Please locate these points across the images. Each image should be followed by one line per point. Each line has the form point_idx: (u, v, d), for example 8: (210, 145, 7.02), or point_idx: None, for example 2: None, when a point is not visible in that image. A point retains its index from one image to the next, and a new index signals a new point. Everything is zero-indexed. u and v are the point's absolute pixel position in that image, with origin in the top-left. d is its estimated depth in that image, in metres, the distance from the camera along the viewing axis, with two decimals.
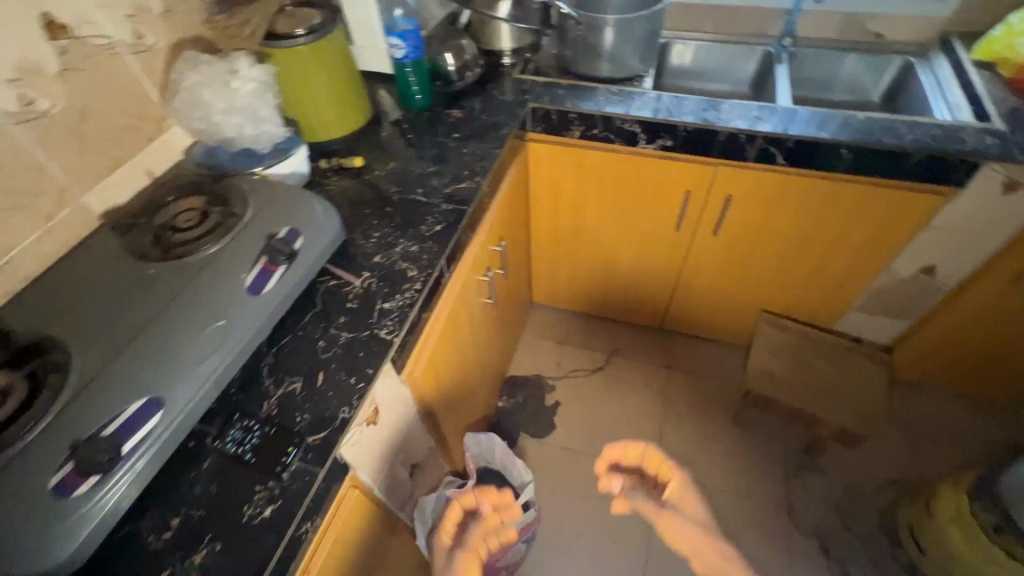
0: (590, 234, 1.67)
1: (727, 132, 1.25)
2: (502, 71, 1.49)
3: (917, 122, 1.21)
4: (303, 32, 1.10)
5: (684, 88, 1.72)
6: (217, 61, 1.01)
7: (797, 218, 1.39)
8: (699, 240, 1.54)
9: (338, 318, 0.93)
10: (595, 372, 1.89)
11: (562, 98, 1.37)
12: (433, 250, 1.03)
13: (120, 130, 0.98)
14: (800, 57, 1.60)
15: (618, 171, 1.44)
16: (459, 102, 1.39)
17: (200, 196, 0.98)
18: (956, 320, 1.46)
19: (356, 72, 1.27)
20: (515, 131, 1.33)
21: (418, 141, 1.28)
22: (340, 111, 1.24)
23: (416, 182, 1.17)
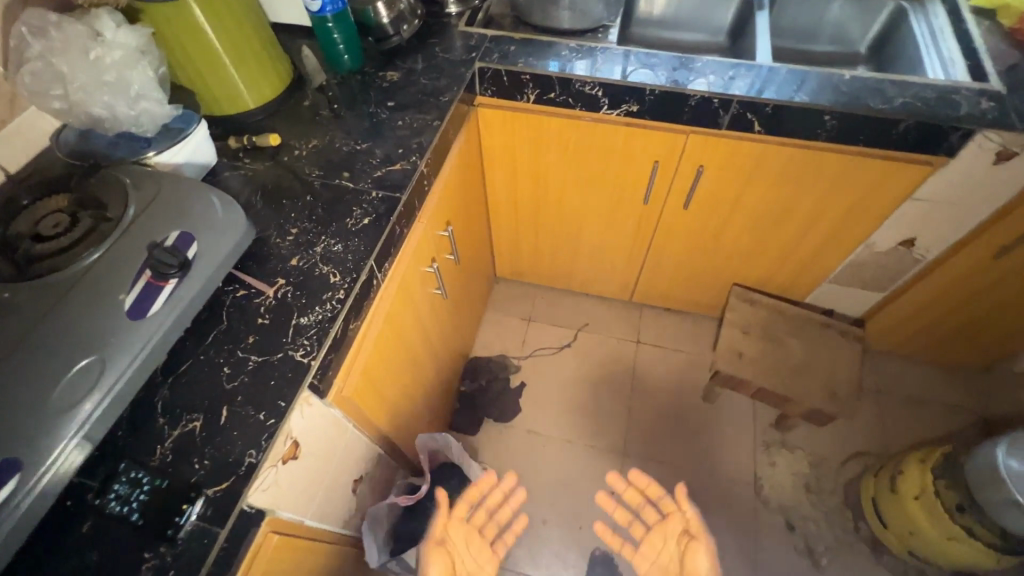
0: (552, 206, 1.53)
1: (698, 96, 1.10)
2: (445, 22, 1.29)
3: (908, 82, 1.08)
4: None
5: (654, 38, 1.55)
6: (67, 21, 0.79)
7: (772, 190, 1.27)
8: (669, 213, 1.42)
9: (246, 337, 0.80)
10: (563, 350, 1.81)
11: (514, 56, 1.19)
12: (359, 249, 0.89)
13: None
14: (783, 2, 1.43)
15: (580, 140, 1.29)
16: (395, 62, 1.20)
17: (65, 197, 0.81)
18: (932, 292, 1.40)
19: (265, 27, 1.07)
20: (461, 96, 1.15)
21: (347, 112, 1.10)
22: (249, 76, 1.05)
23: (342, 164, 1.01)
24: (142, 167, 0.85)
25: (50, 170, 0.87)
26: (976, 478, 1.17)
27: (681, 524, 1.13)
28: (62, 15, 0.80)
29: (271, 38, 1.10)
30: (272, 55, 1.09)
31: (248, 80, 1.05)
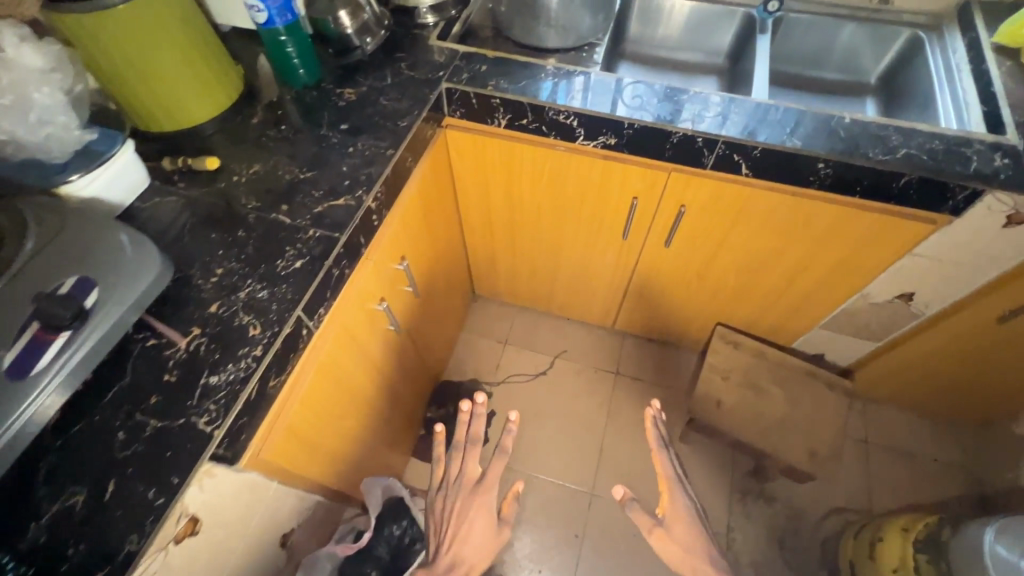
0: (529, 233, 1.44)
1: (681, 134, 1.00)
2: (416, 35, 1.17)
3: (914, 129, 0.97)
4: None
5: (648, 56, 1.44)
6: None
7: (760, 235, 1.17)
8: (650, 249, 1.33)
9: (149, 397, 0.72)
10: (537, 377, 1.73)
11: (485, 77, 1.09)
12: (286, 297, 0.81)
13: None
14: (787, 25, 1.32)
15: (555, 169, 1.19)
16: (356, 77, 1.10)
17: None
18: (929, 347, 1.30)
19: (210, 37, 0.98)
20: (423, 120, 1.06)
21: (296, 133, 1.01)
22: (188, 87, 0.97)
23: (282, 195, 0.93)
24: (47, 198, 0.77)
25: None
26: (960, 561, 1.08)
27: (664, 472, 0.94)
28: None
29: (216, 41, 1.00)
30: (218, 62, 1.00)
31: (188, 94, 0.97)
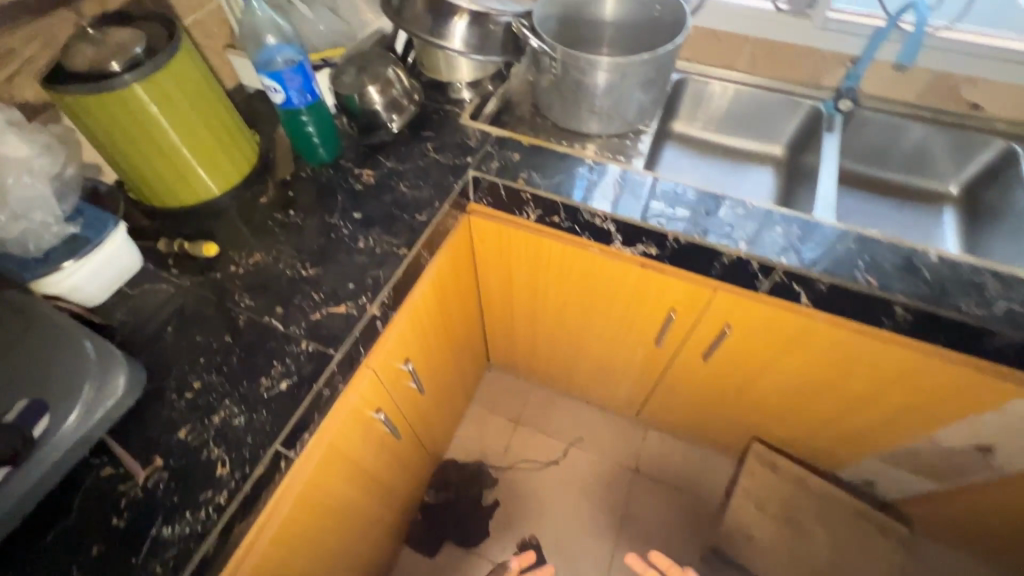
0: (552, 320, 1.33)
1: (733, 256, 0.88)
2: (446, 111, 1.09)
3: (1014, 276, 0.83)
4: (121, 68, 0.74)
5: (698, 139, 1.32)
6: None
7: (814, 364, 1.03)
8: (685, 357, 1.19)
9: (90, 547, 0.63)
10: (548, 466, 1.59)
11: (516, 168, 1.00)
12: (264, 428, 0.71)
13: None
14: (857, 122, 1.19)
15: (586, 268, 1.08)
16: (378, 157, 1.02)
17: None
18: (1005, 503, 1.12)
19: (227, 110, 0.90)
20: (445, 212, 0.96)
21: (303, 219, 0.92)
22: (206, 162, 0.89)
23: (279, 294, 0.83)
24: (13, 291, 0.69)
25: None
26: None
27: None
28: None
29: (231, 107, 0.93)
30: (235, 131, 0.93)
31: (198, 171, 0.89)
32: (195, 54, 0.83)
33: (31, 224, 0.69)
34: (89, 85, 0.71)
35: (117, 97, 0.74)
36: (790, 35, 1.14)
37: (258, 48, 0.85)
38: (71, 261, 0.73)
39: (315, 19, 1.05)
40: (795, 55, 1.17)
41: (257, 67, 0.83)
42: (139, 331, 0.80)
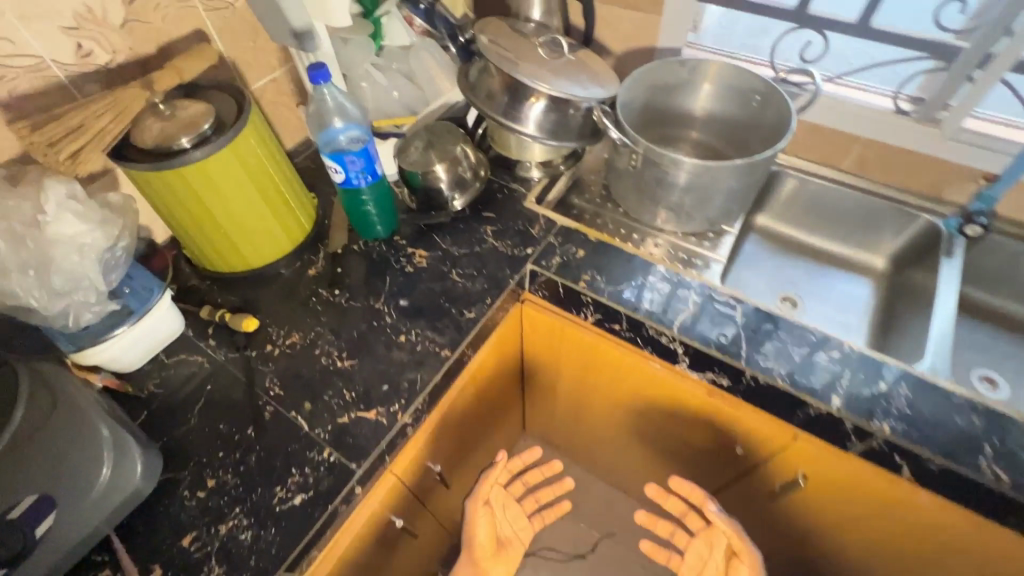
0: (597, 419, 1.20)
1: (821, 410, 0.75)
2: (512, 192, 1.02)
3: None
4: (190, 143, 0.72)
5: (785, 238, 1.18)
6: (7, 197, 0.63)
7: (912, 548, 0.84)
8: (745, 495, 1.03)
9: None
10: (573, 560, 1.46)
11: (579, 267, 0.91)
12: (269, 550, 0.65)
13: None
14: (985, 246, 1.02)
15: (644, 383, 0.95)
16: (433, 235, 0.96)
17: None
18: None
19: (287, 180, 0.88)
20: (496, 308, 0.88)
21: (347, 300, 0.88)
22: (262, 234, 0.87)
23: (310, 386, 0.78)
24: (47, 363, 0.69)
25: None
26: None
27: (727, 539, 0.93)
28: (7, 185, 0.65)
29: (293, 175, 0.90)
30: (294, 200, 0.90)
31: (251, 240, 0.86)
32: (261, 126, 0.81)
33: (70, 302, 0.67)
34: (155, 161, 0.70)
35: (181, 172, 0.72)
36: (914, 140, 0.99)
37: (319, 127, 0.81)
38: (126, 326, 0.74)
39: (389, 86, 1.02)
40: (915, 162, 1.02)
41: (320, 148, 0.80)
42: (166, 407, 0.78)
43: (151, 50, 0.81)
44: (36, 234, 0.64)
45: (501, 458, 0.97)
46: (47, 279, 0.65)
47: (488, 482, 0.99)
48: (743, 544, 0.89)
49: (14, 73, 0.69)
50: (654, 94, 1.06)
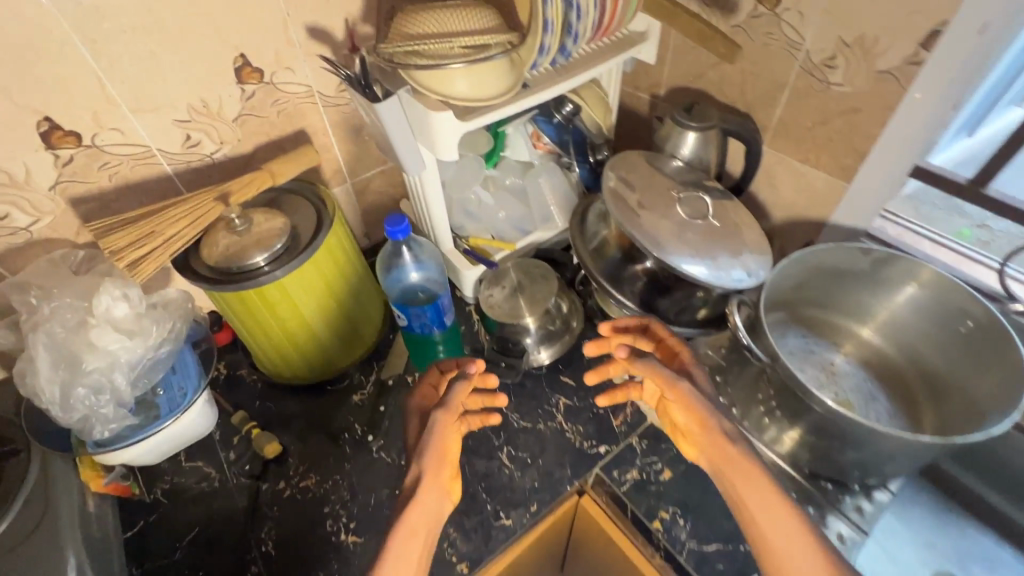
0: None
1: None
2: (603, 357, 0.85)
3: None
4: (265, 260, 0.67)
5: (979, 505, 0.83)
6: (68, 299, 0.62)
7: None
8: None
9: None
10: None
11: (658, 497, 0.71)
12: None
13: None
14: None
15: None
16: (496, 389, 0.81)
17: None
18: None
19: (360, 296, 0.80)
20: (539, 517, 0.71)
21: (378, 450, 0.76)
22: (317, 351, 0.79)
23: (304, 557, 0.68)
24: (58, 459, 0.66)
25: (4, 388, 0.71)
26: None
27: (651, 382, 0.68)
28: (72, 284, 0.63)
29: (370, 287, 0.83)
30: (360, 315, 0.82)
31: (303, 355, 0.78)
32: (344, 243, 0.75)
33: (84, 411, 0.62)
34: (222, 280, 0.64)
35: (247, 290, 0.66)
36: None
37: (387, 271, 0.72)
38: (169, 421, 0.67)
39: (497, 205, 0.92)
40: None
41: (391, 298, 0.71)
42: (163, 522, 0.72)
43: (261, 142, 0.78)
44: (63, 336, 0.61)
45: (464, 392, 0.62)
46: (58, 386, 0.61)
47: (451, 437, 0.60)
48: (708, 408, 0.62)
49: (117, 159, 0.67)
50: (818, 276, 0.83)
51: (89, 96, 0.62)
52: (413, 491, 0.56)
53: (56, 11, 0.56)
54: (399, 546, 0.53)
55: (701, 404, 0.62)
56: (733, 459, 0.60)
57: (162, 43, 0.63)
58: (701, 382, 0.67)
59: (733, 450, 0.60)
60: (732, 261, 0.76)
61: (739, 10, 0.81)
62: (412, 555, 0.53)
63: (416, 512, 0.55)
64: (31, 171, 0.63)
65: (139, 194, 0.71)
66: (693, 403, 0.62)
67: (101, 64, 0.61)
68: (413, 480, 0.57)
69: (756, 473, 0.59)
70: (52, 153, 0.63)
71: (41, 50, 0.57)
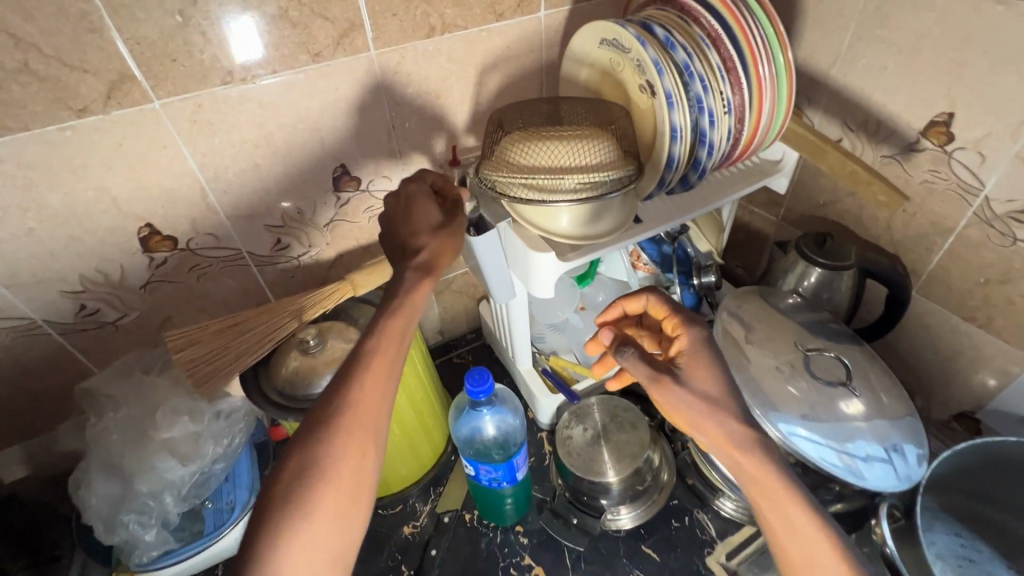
0: None
1: None
2: (697, 530, 0.71)
3: None
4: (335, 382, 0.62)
5: None
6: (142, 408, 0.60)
7: None
8: None
9: None
10: None
11: None
12: None
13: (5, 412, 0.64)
14: None
15: None
16: (565, 550, 0.70)
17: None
18: None
19: (428, 417, 0.74)
20: None
21: None
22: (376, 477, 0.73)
23: None
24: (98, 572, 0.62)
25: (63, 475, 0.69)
26: None
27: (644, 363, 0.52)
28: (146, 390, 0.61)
29: (439, 405, 0.77)
30: (424, 438, 0.75)
31: None
32: (417, 362, 0.69)
33: (124, 537, 0.59)
34: (293, 404, 0.61)
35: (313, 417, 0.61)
36: None
37: (460, 414, 0.65)
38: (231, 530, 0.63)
39: (584, 326, 0.83)
40: None
41: (460, 446, 0.64)
42: None
43: (349, 244, 0.75)
44: (119, 451, 0.60)
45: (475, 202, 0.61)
46: (103, 505, 0.59)
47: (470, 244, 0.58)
48: (712, 420, 0.48)
49: (208, 261, 0.66)
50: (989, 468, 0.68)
51: (192, 203, 0.61)
52: (416, 294, 0.51)
53: (172, 126, 0.55)
54: (393, 338, 0.49)
55: (705, 410, 0.48)
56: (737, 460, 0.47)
57: (267, 154, 0.62)
58: (697, 378, 0.50)
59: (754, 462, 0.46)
60: (865, 437, 0.66)
61: (895, 142, 0.69)
62: (377, 404, 0.46)
63: (409, 306, 0.50)
64: (126, 272, 0.62)
65: (222, 291, 0.69)
66: (695, 420, 0.48)
67: (207, 175, 0.60)
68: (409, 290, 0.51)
69: (783, 469, 0.46)
70: (148, 256, 0.62)
71: (152, 162, 0.56)
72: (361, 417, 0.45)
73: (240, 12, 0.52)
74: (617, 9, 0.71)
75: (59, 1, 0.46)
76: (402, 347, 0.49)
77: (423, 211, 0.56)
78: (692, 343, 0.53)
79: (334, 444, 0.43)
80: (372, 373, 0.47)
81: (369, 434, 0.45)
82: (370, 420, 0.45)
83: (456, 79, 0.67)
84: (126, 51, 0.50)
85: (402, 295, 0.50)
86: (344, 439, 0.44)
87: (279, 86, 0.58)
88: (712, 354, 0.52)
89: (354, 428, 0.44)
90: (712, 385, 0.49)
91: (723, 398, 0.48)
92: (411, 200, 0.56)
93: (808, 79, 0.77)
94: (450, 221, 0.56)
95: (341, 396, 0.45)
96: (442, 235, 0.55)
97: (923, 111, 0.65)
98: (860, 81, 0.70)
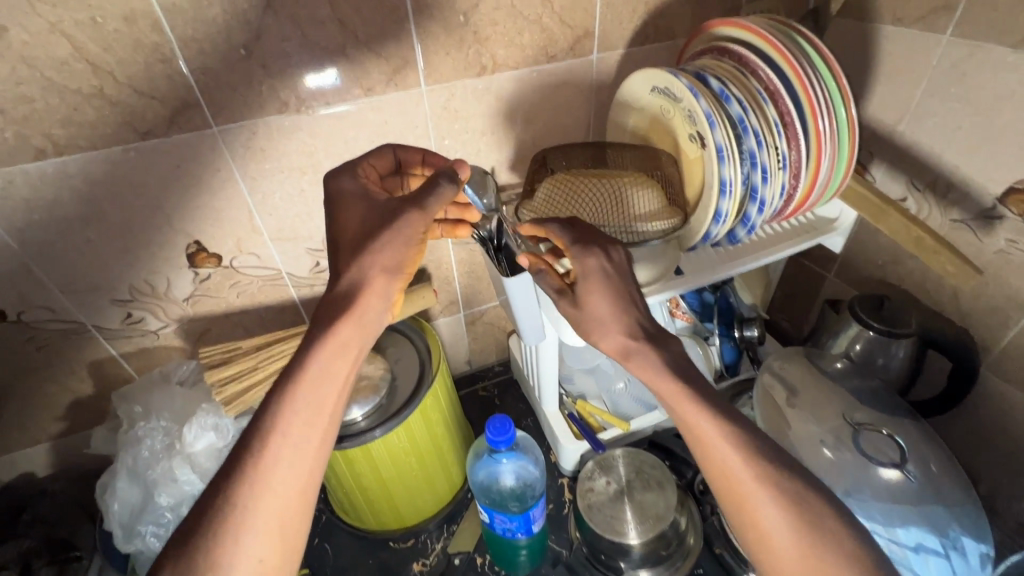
0: None
1: None
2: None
3: None
4: (362, 413, 0.63)
5: None
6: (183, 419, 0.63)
7: None
8: None
9: None
10: None
11: None
12: None
13: (47, 410, 0.67)
14: None
15: None
16: None
17: (26, 543, 0.64)
18: None
19: (448, 451, 0.73)
20: None
21: None
22: (391, 511, 0.71)
23: None
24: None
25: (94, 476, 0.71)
26: None
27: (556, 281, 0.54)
28: (188, 404, 0.65)
29: (461, 440, 0.76)
30: (443, 473, 0.73)
31: (373, 509, 0.71)
32: (443, 395, 0.69)
33: (140, 546, 0.60)
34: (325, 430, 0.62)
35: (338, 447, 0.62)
36: None
37: (478, 459, 0.64)
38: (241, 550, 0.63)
39: (617, 375, 0.79)
40: None
41: (474, 490, 0.63)
42: None
43: None
44: (145, 459, 0.61)
45: (444, 200, 0.51)
46: (126, 511, 0.61)
47: (417, 250, 0.50)
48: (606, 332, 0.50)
49: (248, 279, 0.68)
50: None
51: (238, 224, 0.63)
52: (336, 350, 0.44)
53: (227, 151, 0.57)
54: (313, 403, 0.43)
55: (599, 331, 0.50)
56: (654, 384, 0.47)
57: (313, 181, 0.63)
58: (590, 304, 0.51)
59: (740, 419, 0.43)
60: (917, 524, 0.60)
61: (969, 207, 0.64)
62: (288, 484, 0.40)
63: (321, 369, 0.43)
64: (172, 284, 0.64)
65: (259, 309, 0.71)
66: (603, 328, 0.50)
67: (255, 198, 0.62)
68: (325, 352, 0.44)
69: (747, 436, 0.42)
70: (193, 271, 0.64)
71: (205, 183, 0.59)
72: (268, 504, 0.39)
73: (300, 47, 0.54)
74: (671, 55, 0.70)
75: (135, 33, 0.48)
76: (319, 414, 0.42)
77: (350, 222, 0.49)
78: (586, 265, 0.51)
79: (223, 549, 0.37)
80: (279, 453, 0.40)
81: (274, 526, 0.39)
82: (269, 515, 0.39)
83: (503, 116, 0.67)
84: (192, 80, 0.52)
85: (314, 358, 0.43)
86: (243, 535, 0.38)
87: (330, 117, 0.59)
88: (606, 275, 0.51)
89: (250, 526, 0.38)
90: (602, 307, 0.50)
91: (615, 318, 0.50)
92: (339, 197, 0.51)
93: (873, 134, 0.73)
94: (380, 231, 0.48)
95: (235, 485, 0.39)
96: (370, 238, 0.48)
97: (1004, 176, 0.60)
98: (932, 139, 0.66)
